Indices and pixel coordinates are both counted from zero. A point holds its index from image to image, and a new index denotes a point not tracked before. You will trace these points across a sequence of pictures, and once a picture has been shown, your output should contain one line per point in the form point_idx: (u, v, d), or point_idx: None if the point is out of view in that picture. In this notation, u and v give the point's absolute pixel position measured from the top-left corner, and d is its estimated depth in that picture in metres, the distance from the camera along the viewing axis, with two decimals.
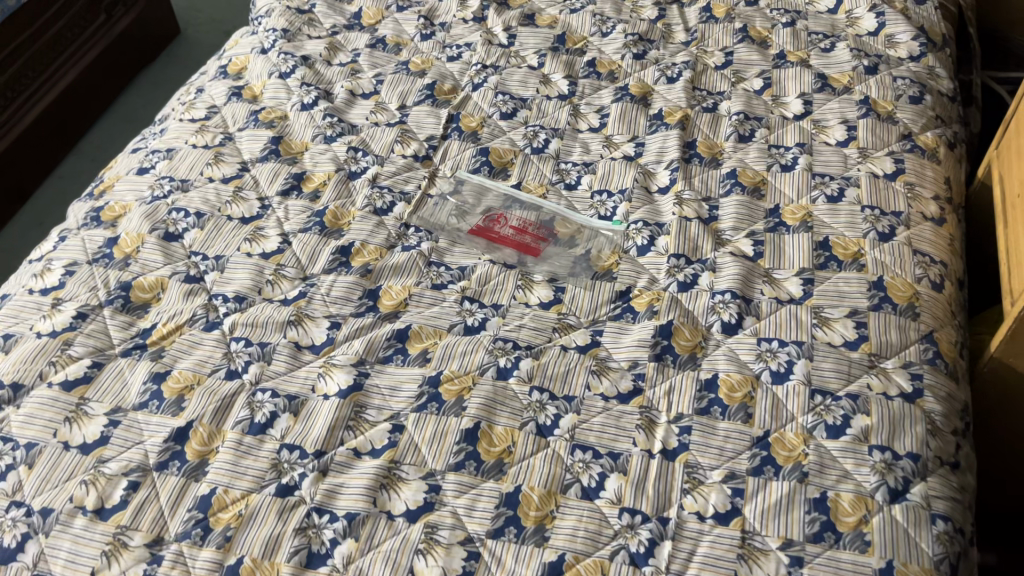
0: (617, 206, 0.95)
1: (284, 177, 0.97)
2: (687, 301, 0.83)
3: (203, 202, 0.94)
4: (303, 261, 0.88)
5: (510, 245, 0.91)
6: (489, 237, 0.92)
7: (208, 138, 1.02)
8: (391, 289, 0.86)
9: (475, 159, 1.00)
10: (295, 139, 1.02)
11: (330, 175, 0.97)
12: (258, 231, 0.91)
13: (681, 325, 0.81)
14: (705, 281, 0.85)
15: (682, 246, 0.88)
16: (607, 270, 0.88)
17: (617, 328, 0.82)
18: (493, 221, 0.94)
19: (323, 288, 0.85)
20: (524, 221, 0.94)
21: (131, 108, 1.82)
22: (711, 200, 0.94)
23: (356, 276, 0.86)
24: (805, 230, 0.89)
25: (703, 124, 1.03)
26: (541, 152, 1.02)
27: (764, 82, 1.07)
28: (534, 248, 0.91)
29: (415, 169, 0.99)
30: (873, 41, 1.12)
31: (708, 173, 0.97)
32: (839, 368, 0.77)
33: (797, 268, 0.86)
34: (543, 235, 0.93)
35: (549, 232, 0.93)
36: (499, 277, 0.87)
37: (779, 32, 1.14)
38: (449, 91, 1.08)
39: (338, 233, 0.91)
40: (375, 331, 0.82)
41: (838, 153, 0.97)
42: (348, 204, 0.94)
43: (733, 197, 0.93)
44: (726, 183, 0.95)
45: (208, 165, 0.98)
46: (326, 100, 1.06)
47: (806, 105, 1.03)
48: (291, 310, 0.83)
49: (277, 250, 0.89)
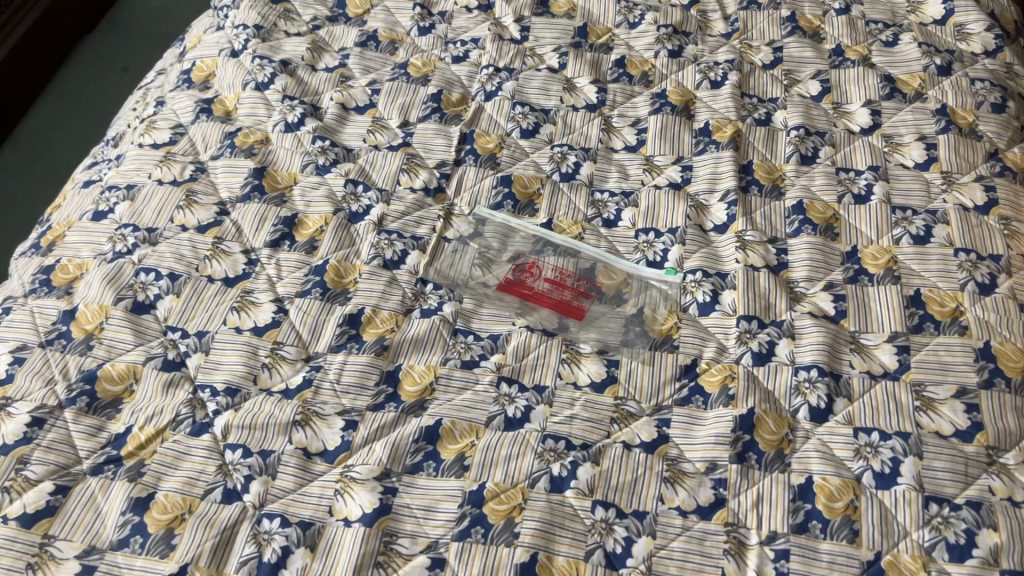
0: (668, 249, 0.81)
1: (272, 223, 0.81)
2: (765, 380, 0.71)
3: (177, 259, 0.78)
4: (305, 336, 0.73)
5: (547, 304, 0.78)
6: (521, 294, 0.78)
7: (175, 171, 0.86)
8: (413, 370, 0.72)
9: (495, 192, 0.86)
10: (280, 169, 0.86)
11: (326, 217, 0.82)
12: (246, 297, 0.76)
13: (763, 413, 0.68)
14: (783, 351, 0.72)
15: (752, 305, 0.75)
16: (666, 337, 0.74)
17: (686, 416, 0.69)
18: (524, 274, 0.80)
19: (332, 373, 0.71)
20: (560, 273, 0.80)
21: (72, 84, 1.62)
22: (777, 241, 0.80)
23: (370, 355, 0.72)
24: (892, 281, 0.76)
25: (758, 141, 0.89)
26: (571, 179, 0.87)
27: (822, 86, 0.93)
28: (577, 309, 0.77)
29: (427, 206, 0.84)
30: (940, 32, 0.98)
31: (770, 206, 0.83)
32: (954, 468, 0.65)
33: (888, 332, 0.73)
34: (584, 289, 0.79)
35: (591, 285, 0.79)
36: (539, 350, 0.74)
37: (832, 21, 0.99)
38: (458, 102, 0.92)
39: (344, 296, 0.76)
40: (399, 429, 0.68)
41: (918, 179, 0.84)
42: (351, 256, 0.80)
43: (803, 238, 0.80)
44: (793, 219, 0.82)
45: (179, 209, 0.82)
46: (315, 118, 0.90)
47: (874, 115, 0.90)
48: (296, 405, 0.69)
49: (272, 322, 0.74)
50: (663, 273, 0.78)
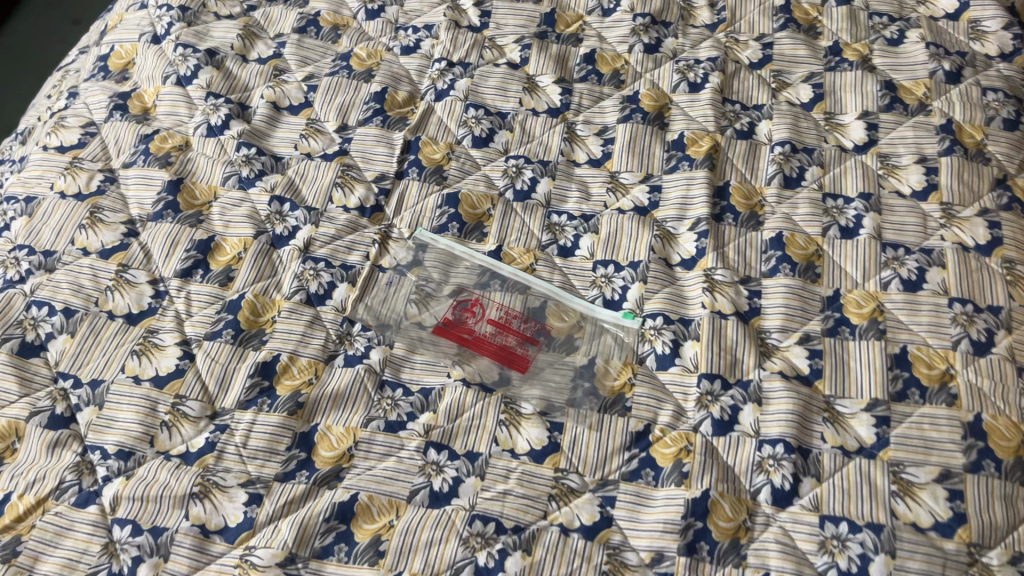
0: (628, 287, 0.72)
1: (184, 248, 0.72)
2: (725, 454, 0.63)
3: (74, 291, 0.70)
4: (211, 389, 0.66)
5: (488, 351, 0.69)
6: (460, 339, 0.70)
7: (81, 181, 0.76)
8: (330, 433, 0.64)
9: (439, 212, 0.76)
10: (199, 181, 0.77)
11: (246, 242, 0.73)
12: (149, 338, 0.67)
13: (719, 496, 0.61)
14: (748, 419, 0.64)
15: (716, 361, 0.67)
16: (618, 397, 0.66)
17: (633, 495, 0.62)
18: (464, 313, 0.71)
19: (238, 436, 0.63)
20: (505, 313, 0.71)
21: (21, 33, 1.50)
22: (750, 282, 0.71)
23: (283, 415, 0.64)
24: (877, 336, 0.68)
25: (738, 158, 0.79)
26: (526, 197, 0.78)
27: (814, 91, 0.83)
28: (521, 359, 0.69)
29: (361, 229, 0.75)
30: (952, 30, 0.87)
31: (745, 238, 0.74)
32: (930, 571, 0.58)
33: (868, 399, 0.65)
34: (530, 333, 0.70)
35: (539, 329, 0.71)
36: (474, 409, 0.66)
37: (831, 13, 0.88)
38: (404, 102, 0.82)
39: (259, 340, 0.68)
40: (310, 505, 0.61)
41: (914, 211, 0.74)
42: (271, 289, 0.71)
43: (780, 280, 0.71)
44: (769, 255, 0.73)
45: (82, 228, 0.73)
46: (242, 120, 0.80)
47: (870, 129, 0.79)
48: (195, 473, 0.62)
49: (175, 371, 0.66)
50: (619, 317, 0.69)
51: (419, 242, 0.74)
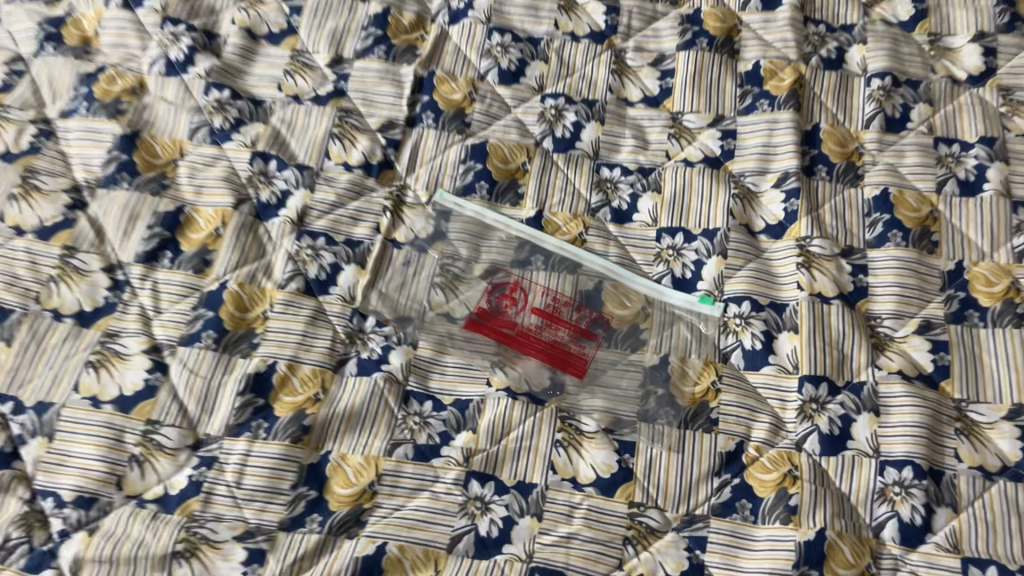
0: (703, 262, 0.58)
1: (147, 224, 0.57)
2: (838, 479, 0.51)
3: (7, 284, 0.54)
4: (191, 411, 0.52)
5: (534, 351, 0.56)
6: (499, 335, 0.57)
7: (7, 135, 0.59)
8: (345, 465, 0.51)
9: (463, 168, 0.62)
10: (159, 133, 0.61)
11: (223, 214, 0.58)
12: (108, 346, 0.53)
13: (837, 537, 0.49)
14: (864, 434, 0.52)
15: (820, 360, 0.54)
16: (701, 407, 0.54)
17: (727, 535, 0.50)
18: (502, 301, 0.58)
19: (230, 474, 0.50)
20: (552, 300, 0.58)
21: None
22: (854, 254, 0.58)
23: (284, 443, 0.51)
24: (1014, 322, 0.55)
25: (827, 94, 0.64)
26: (569, 147, 0.63)
27: (916, 6, 0.67)
28: (578, 360, 0.56)
29: (368, 192, 0.60)
30: None
31: (843, 197, 0.60)
32: None
33: (1008, 406, 0.53)
34: (586, 326, 0.57)
35: (596, 318, 0.57)
36: (523, 427, 0.53)
37: None
38: (411, 26, 0.66)
39: (249, 343, 0.54)
40: (327, 561, 0.49)
41: None
42: (259, 275, 0.57)
43: (890, 251, 0.58)
44: (874, 219, 0.59)
45: (11, 198, 0.57)
46: (209, 53, 0.64)
47: (987, 55, 0.65)
48: (178, 525, 0.49)
49: (143, 389, 0.52)
50: (696, 301, 0.55)
51: (441, 209, 0.59)
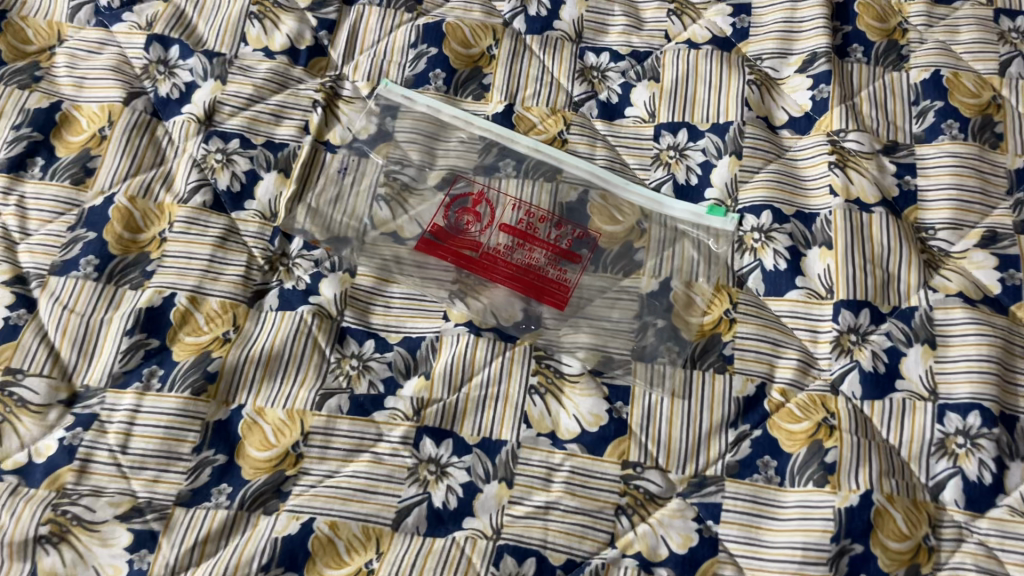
0: (712, 165, 0.47)
1: (13, 124, 0.45)
2: (884, 429, 0.41)
3: None
4: (65, 357, 0.41)
5: (502, 277, 0.45)
6: (458, 258, 0.45)
7: None
8: (263, 422, 0.40)
9: (413, 54, 0.50)
10: (31, 15, 0.49)
11: (111, 111, 0.46)
12: None
13: (886, 502, 0.39)
14: (917, 372, 0.41)
15: (859, 282, 0.43)
16: (711, 342, 0.43)
17: (748, 502, 0.39)
18: (462, 217, 0.46)
19: (112, 435, 0.39)
20: (525, 216, 0.46)
21: None
22: (898, 150, 0.47)
23: (183, 395, 0.40)
24: None
25: None
26: (545, 27, 0.51)
27: None
28: (557, 287, 0.45)
29: (295, 84, 0.48)
30: None
31: (883, 81, 0.49)
32: None
33: None
34: (567, 246, 0.46)
35: (579, 236, 0.46)
36: (488, 371, 0.43)
37: None
38: None
39: (141, 271, 0.43)
40: (236, 545, 0.38)
41: None
42: (156, 186, 0.45)
43: (944, 146, 0.46)
44: (923, 108, 0.48)
45: None
46: None
47: None
48: (44, 503, 0.38)
49: (2, 330, 0.41)
50: (704, 211, 0.45)
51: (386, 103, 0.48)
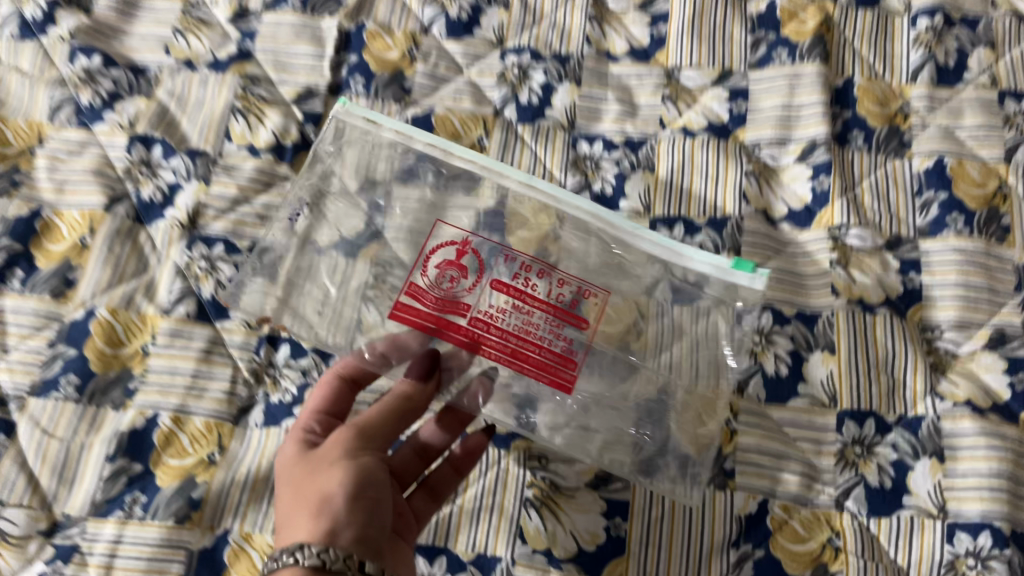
0: None
1: None
2: (893, 550, 0.39)
3: None
4: (44, 485, 0.40)
5: (494, 348, 0.40)
6: (443, 323, 0.41)
7: None
8: (250, 548, 0.39)
9: None
10: (11, 115, 0.48)
11: (92, 218, 0.45)
12: None
13: None
14: (926, 487, 0.40)
15: (863, 391, 0.42)
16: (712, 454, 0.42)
17: None
18: (444, 272, 0.42)
19: (94, 569, 0.38)
20: (518, 271, 0.42)
21: None
22: (902, 244, 0.45)
23: (166, 524, 0.39)
24: None
25: (861, 39, 0.51)
26: (537, 115, 0.50)
27: None
28: (562, 364, 0.40)
29: (281, 182, 0.47)
30: None
31: (885, 170, 0.47)
32: None
33: None
34: (569, 305, 0.41)
35: (583, 294, 0.42)
36: (483, 484, 0.42)
37: None
38: None
39: (120, 390, 0.42)
40: None
41: None
42: (138, 296, 0.44)
43: (949, 240, 0.45)
44: (927, 199, 0.46)
45: None
46: (77, 10, 0.51)
47: None
48: None
49: None
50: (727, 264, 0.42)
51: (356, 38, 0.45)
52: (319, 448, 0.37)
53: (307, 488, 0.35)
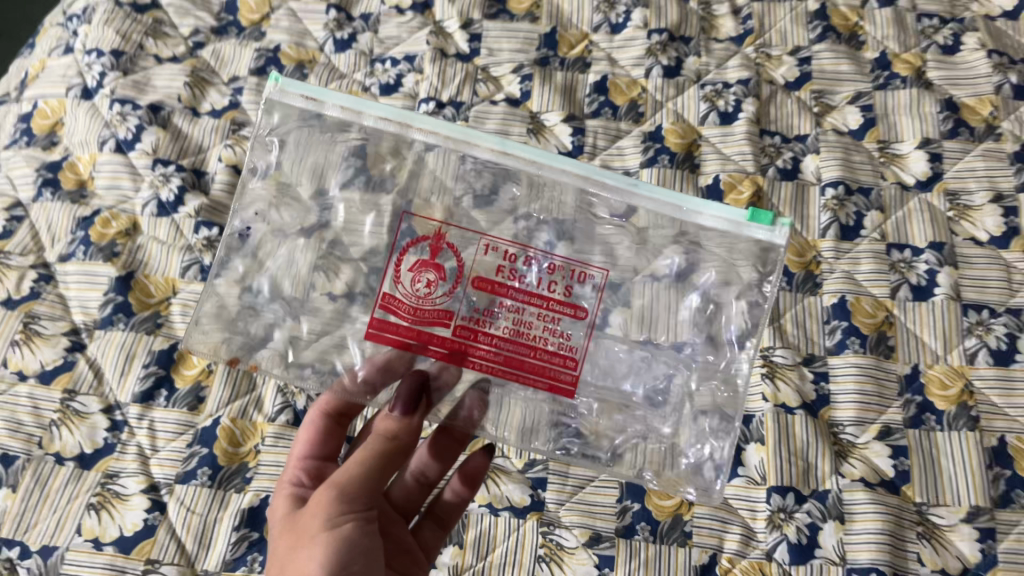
0: None
1: (143, 363, 0.60)
2: None
3: (12, 431, 0.58)
4: (189, 547, 0.55)
5: (483, 357, 0.54)
6: (436, 340, 0.53)
7: (10, 283, 0.63)
8: None
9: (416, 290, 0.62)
10: (153, 273, 0.64)
11: None
12: (109, 486, 0.56)
13: None
14: (831, 541, 0.55)
15: (786, 471, 0.57)
16: (675, 520, 0.56)
17: None
18: (421, 280, 0.54)
19: None
20: (501, 269, 0.54)
21: None
22: (814, 362, 0.61)
23: None
24: (969, 425, 0.58)
25: (784, 205, 0.68)
26: None
27: (865, 116, 0.71)
28: (565, 366, 0.54)
29: None
30: (1013, 30, 0.75)
31: (802, 305, 0.63)
32: None
33: (968, 508, 0.55)
34: (562, 306, 0.54)
35: (577, 275, 0.55)
36: (507, 543, 0.56)
37: (875, 17, 0.76)
38: None
39: (240, 478, 0.57)
40: None
41: (995, 263, 0.64)
42: (250, 408, 0.60)
43: (848, 357, 0.61)
44: (833, 327, 0.62)
45: (16, 346, 0.61)
46: (199, 192, 0.68)
47: (934, 161, 0.69)
48: None
49: (143, 529, 0.55)
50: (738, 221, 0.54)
51: (329, 123, 0.56)
52: (306, 520, 0.44)
53: (296, 563, 0.43)
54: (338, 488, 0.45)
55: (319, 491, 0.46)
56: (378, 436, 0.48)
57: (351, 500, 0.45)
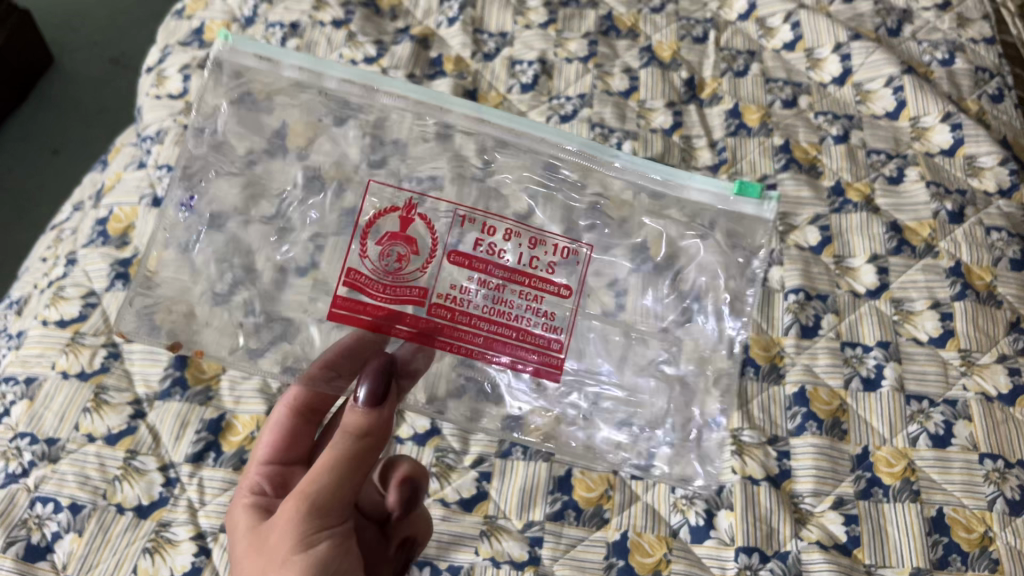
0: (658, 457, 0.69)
1: (195, 429, 0.70)
2: None
3: (80, 483, 0.67)
4: None
5: (460, 334, 0.62)
6: (411, 317, 0.61)
7: (84, 358, 0.74)
8: None
9: None
10: None
11: (258, 419, 0.71)
12: (162, 533, 0.65)
13: None
14: None
15: (752, 533, 0.65)
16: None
17: None
18: (396, 255, 0.62)
19: None
20: (481, 244, 0.63)
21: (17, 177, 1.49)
22: (778, 442, 0.70)
23: None
24: (912, 497, 0.67)
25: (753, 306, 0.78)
26: None
27: (822, 234, 0.83)
28: (550, 350, 0.63)
29: None
30: (949, 166, 0.88)
31: (768, 393, 0.73)
32: None
33: (910, 569, 0.64)
34: (539, 289, 0.63)
35: (554, 259, 0.65)
36: None
37: (831, 152, 0.89)
38: None
39: None
40: None
41: (933, 359, 0.74)
42: None
43: (807, 438, 0.70)
44: (795, 412, 0.72)
45: (86, 412, 0.70)
46: None
47: (881, 273, 0.80)
48: None
49: (191, 570, 0.63)
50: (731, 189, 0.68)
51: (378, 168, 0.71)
52: (283, 534, 0.49)
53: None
54: (308, 502, 0.50)
55: (288, 502, 0.50)
56: (348, 432, 0.52)
57: (325, 516, 0.50)
